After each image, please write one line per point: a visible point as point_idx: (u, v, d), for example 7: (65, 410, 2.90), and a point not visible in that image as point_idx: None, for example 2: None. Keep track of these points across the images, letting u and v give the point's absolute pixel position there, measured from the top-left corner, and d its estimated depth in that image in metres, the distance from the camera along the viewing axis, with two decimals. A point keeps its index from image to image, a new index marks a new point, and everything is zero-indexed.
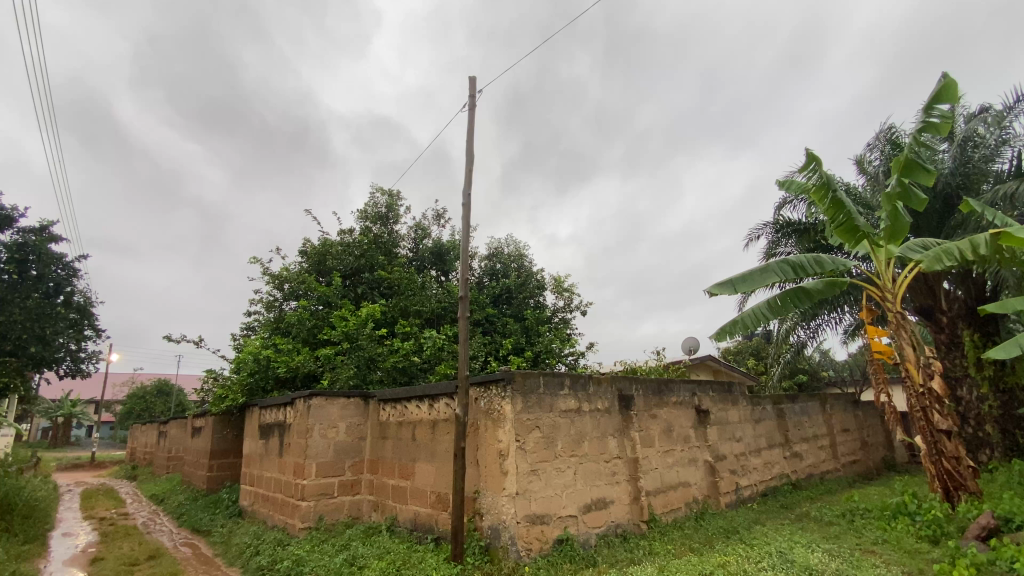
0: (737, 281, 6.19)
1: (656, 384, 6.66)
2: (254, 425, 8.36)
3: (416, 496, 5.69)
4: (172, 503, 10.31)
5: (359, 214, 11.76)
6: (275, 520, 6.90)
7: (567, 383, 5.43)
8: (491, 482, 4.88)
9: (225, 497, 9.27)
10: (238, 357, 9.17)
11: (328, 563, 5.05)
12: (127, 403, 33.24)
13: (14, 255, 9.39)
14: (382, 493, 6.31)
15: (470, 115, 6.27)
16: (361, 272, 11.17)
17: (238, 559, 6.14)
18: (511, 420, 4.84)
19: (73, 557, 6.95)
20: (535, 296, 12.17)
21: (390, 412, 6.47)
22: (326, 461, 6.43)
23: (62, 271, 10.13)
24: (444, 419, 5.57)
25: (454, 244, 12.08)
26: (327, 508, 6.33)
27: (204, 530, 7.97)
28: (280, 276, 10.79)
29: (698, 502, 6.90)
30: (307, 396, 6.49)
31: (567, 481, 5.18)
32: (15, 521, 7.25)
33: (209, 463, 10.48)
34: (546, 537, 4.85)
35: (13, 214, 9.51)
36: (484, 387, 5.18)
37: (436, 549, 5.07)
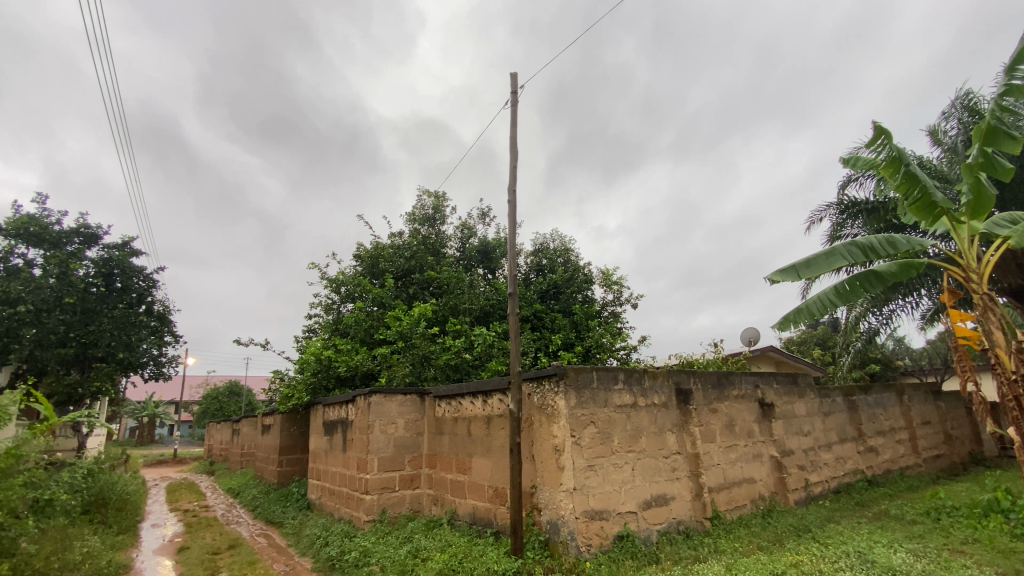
0: (801, 267, 5.86)
1: (715, 377, 6.44)
2: (318, 422, 8.77)
3: (474, 490, 5.78)
4: (247, 496, 10.98)
5: (408, 217, 12.06)
6: (342, 513, 7.20)
7: (621, 378, 5.34)
8: (548, 477, 4.86)
9: (295, 490, 9.79)
10: (301, 358, 9.63)
11: (393, 555, 5.23)
12: (203, 404, 35.72)
13: (101, 270, 10.23)
14: (441, 488, 6.44)
15: (513, 111, 6.27)
16: (411, 273, 11.44)
17: (309, 550, 6.45)
18: (566, 416, 4.80)
19: (162, 546, 7.55)
20: (583, 290, 12.02)
21: (445, 408, 6.59)
22: (386, 456, 6.63)
23: (143, 283, 11.00)
24: (498, 415, 5.61)
25: (500, 241, 12.15)
26: (390, 502, 6.54)
27: (276, 522, 8.46)
28: (337, 280, 11.21)
29: (764, 499, 6.62)
30: (367, 394, 6.72)
31: (625, 478, 5.10)
32: (109, 513, 7.96)
33: (279, 458, 11.09)
34: (605, 532, 4.80)
35: (99, 233, 10.37)
36: (538, 382, 5.15)
37: (496, 543, 5.12)
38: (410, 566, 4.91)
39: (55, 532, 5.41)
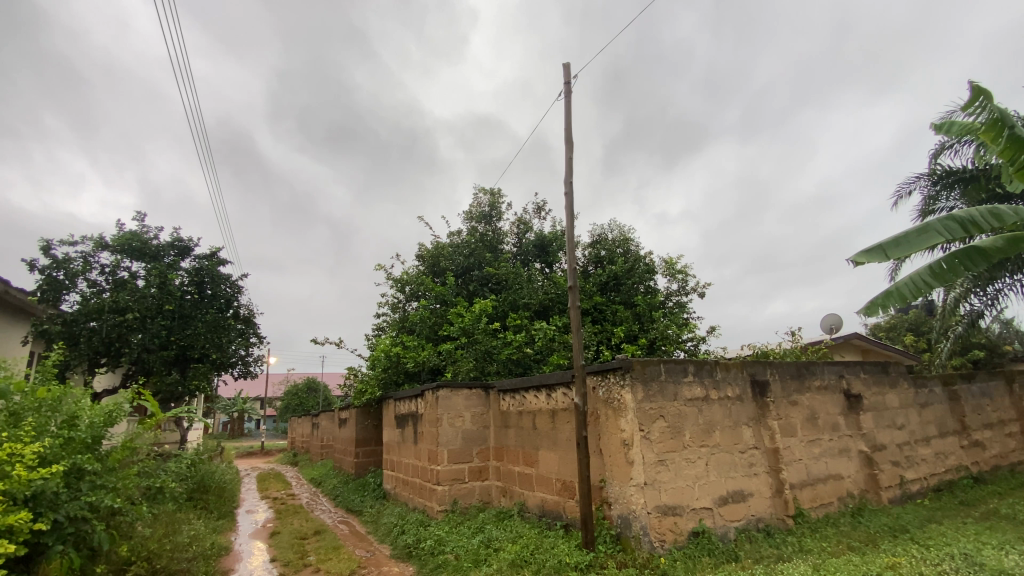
0: (889, 246, 5.39)
1: (794, 367, 6.08)
2: (390, 416, 9.17)
3: (541, 483, 5.81)
4: (328, 486, 11.69)
5: (465, 216, 12.28)
6: (416, 503, 7.50)
7: (691, 370, 5.17)
8: (617, 472, 4.80)
9: (372, 481, 10.30)
10: (372, 355, 10.10)
11: (467, 545, 5.37)
12: (285, 399, 38.30)
13: (194, 279, 11.22)
14: (509, 480, 6.53)
15: (567, 102, 6.20)
16: (471, 270, 11.64)
17: (387, 537, 6.78)
18: (633, 409, 4.72)
19: (256, 531, 8.20)
20: (645, 280, 11.73)
21: (510, 402, 6.67)
22: (456, 448, 6.82)
23: (230, 289, 11.97)
24: (563, 409, 5.60)
25: (557, 235, 12.08)
26: (460, 493, 6.73)
27: (356, 510, 8.95)
28: (401, 279, 11.63)
29: (853, 497, 6.18)
30: (435, 388, 6.93)
31: (698, 473, 4.94)
32: (210, 500, 8.74)
33: (355, 450, 11.71)
34: (680, 528, 4.68)
35: (190, 245, 11.35)
36: (602, 375, 5.10)
37: (566, 536, 5.12)
38: (483, 556, 5.03)
39: (165, 516, 6.00)
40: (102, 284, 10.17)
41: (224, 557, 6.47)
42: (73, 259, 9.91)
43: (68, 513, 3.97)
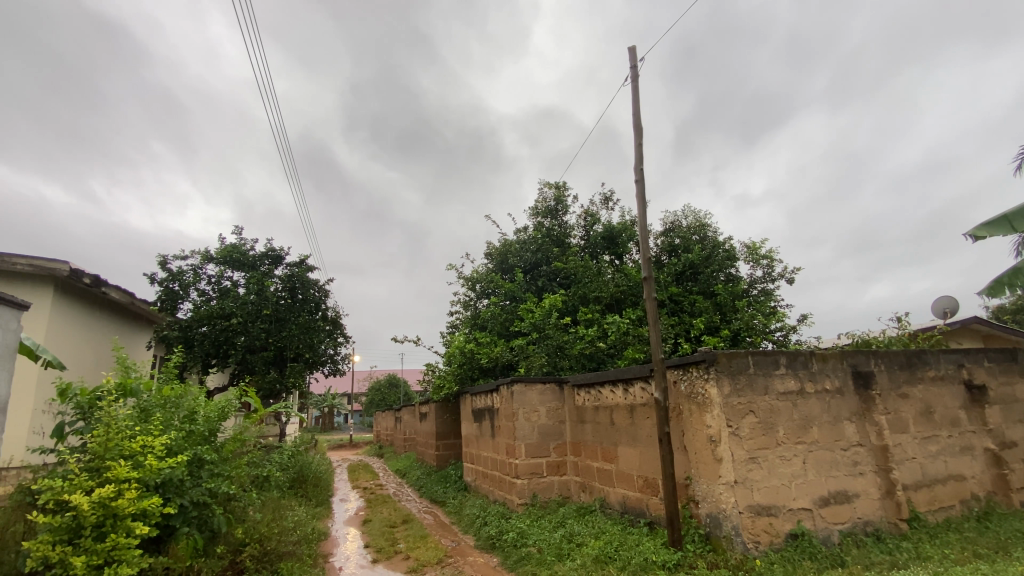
0: (1015, 216, 4.68)
1: (903, 356, 5.49)
2: (468, 411, 9.41)
3: (622, 479, 5.70)
4: (413, 477, 12.22)
5: (531, 211, 12.28)
6: (496, 496, 7.64)
7: (783, 362, 4.82)
8: (704, 469, 4.60)
9: (453, 473, 10.64)
10: (448, 351, 10.40)
11: (549, 538, 5.40)
12: (370, 395, 40.58)
13: (287, 285, 12.14)
14: (588, 475, 6.46)
15: (633, 87, 6.00)
16: (539, 265, 11.67)
17: (471, 528, 6.96)
18: (720, 405, 4.48)
19: (350, 518, 8.76)
20: (725, 268, 11.14)
21: (585, 397, 6.60)
22: (533, 442, 6.86)
23: (318, 293, 12.83)
24: (642, 404, 5.44)
25: (626, 225, 11.78)
26: (539, 487, 6.77)
27: (440, 501, 9.28)
28: (472, 277, 11.87)
29: (979, 500, 5.51)
30: (510, 383, 7.01)
31: (795, 471, 4.61)
32: (308, 488, 9.46)
33: (437, 443, 12.16)
34: (775, 530, 4.40)
35: (282, 253, 12.28)
36: (683, 369, 4.91)
37: (651, 534, 4.99)
38: (566, 550, 5.03)
39: (272, 503, 6.57)
40: (210, 293, 11.27)
41: (324, 542, 6.97)
42: (185, 271, 11.06)
43: (192, 498, 4.44)
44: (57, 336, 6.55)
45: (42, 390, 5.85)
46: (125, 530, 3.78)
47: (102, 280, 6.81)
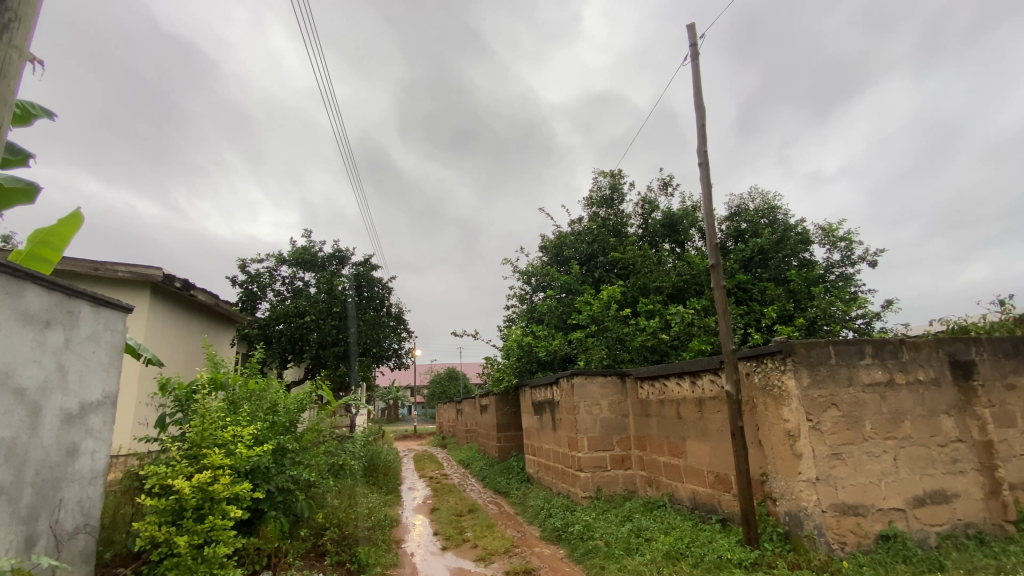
0: None
1: (1009, 343, 4.94)
2: (528, 403, 9.47)
3: (691, 475, 5.52)
4: (476, 468, 12.49)
5: (586, 201, 12.09)
6: (559, 488, 7.64)
7: (868, 351, 4.48)
8: (782, 465, 4.37)
9: (515, 464, 10.77)
10: (507, 345, 10.51)
11: (616, 532, 5.34)
12: (432, 387, 41.78)
13: (353, 284, 12.70)
14: (654, 470, 6.31)
15: (693, 66, 5.74)
16: (596, 256, 11.39)
17: (535, 519, 7.02)
18: (798, 397, 4.23)
19: (418, 507, 9.08)
20: (797, 252, 10.49)
21: (649, 390, 6.44)
22: (595, 436, 6.78)
23: (382, 290, 13.33)
24: (711, 397, 5.24)
25: (687, 211, 11.36)
26: (604, 480, 6.71)
27: (504, 491, 9.43)
28: (527, 271, 11.87)
29: None
30: (570, 376, 6.98)
31: (885, 469, 4.28)
32: (379, 477, 9.90)
33: (498, 435, 12.34)
34: (864, 531, 4.11)
35: (347, 253, 12.86)
36: (757, 360, 4.68)
37: (725, 531, 4.81)
38: (634, 545, 4.95)
39: (347, 489, 6.95)
40: (284, 293, 12.00)
41: (395, 528, 7.27)
42: (262, 273, 11.83)
43: (277, 484, 4.76)
44: (156, 335, 7.20)
45: (145, 385, 6.45)
46: (221, 513, 4.11)
47: (191, 283, 7.42)
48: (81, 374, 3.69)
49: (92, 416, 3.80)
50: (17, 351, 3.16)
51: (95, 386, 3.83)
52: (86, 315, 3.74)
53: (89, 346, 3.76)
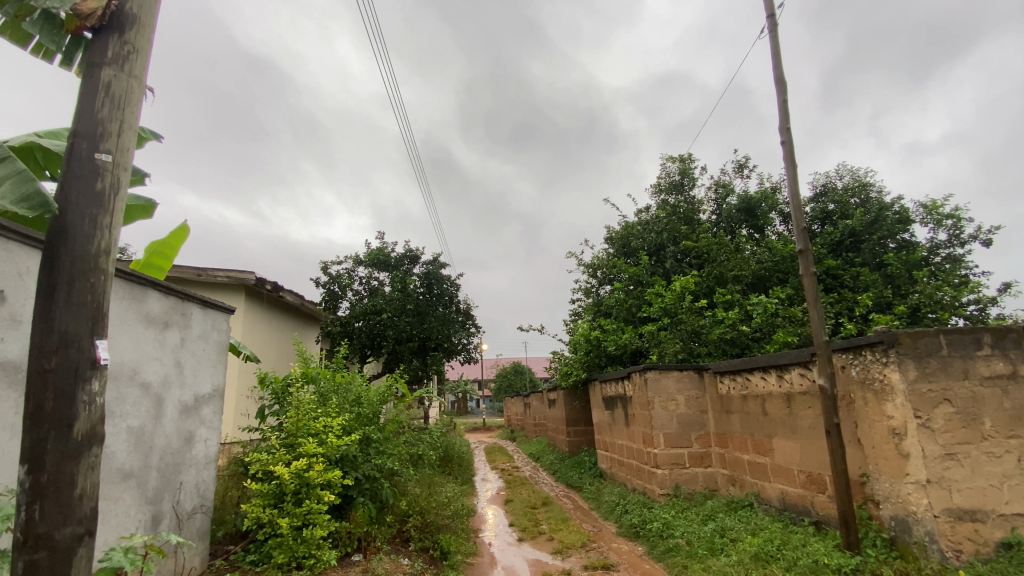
0: None
1: None
2: (599, 398, 9.37)
3: (779, 474, 5.21)
4: (547, 461, 12.55)
5: (654, 189, 11.69)
6: (635, 484, 7.48)
7: (987, 341, 3.99)
8: (885, 465, 4.02)
9: (587, 459, 10.70)
10: (575, 339, 10.45)
11: (698, 531, 5.15)
12: (499, 381, 42.40)
13: (425, 281, 13.14)
14: (737, 468, 6.02)
15: (772, 37, 5.36)
16: (666, 246, 10.97)
17: (611, 514, 6.93)
18: (904, 392, 3.85)
19: (493, 498, 9.26)
20: (895, 232, 9.57)
21: (730, 385, 6.14)
22: (672, 432, 6.57)
23: (451, 287, 13.69)
24: (801, 392, 4.91)
25: (766, 193, 10.71)
26: (682, 478, 6.49)
27: (576, 486, 9.40)
28: (593, 263, 11.67)
29: None
30: (643, 371, 6.81)
31: (1009, 471, 3.81)
32: (453, 468, 10.21)
33: (568, 429, 12.32)
34: (984, 538, 3.69)
35: (417, 253, 13.31)
36: (854, 352, 4.33)
37: (820, 534, 4.51)
38: (719, 545, 4.76)
39: (426, 478, 7.25)
40: (361, 292, 12.64)
41: (473, 518, 7.46)
42: (341, 274, 12.53)
43: (364, 472, 5.05)
44: (252, 333, 7.85)
45: (245, 379, 7.05)
46: (316, 498, 4.42)
47: (279, 285, 8.00)
48: (194, 370, 4.09)
49: (204, 407, 4.21)
50: (143, 350, 3.55)
51: (206, 380, 4.23)
52: (197, 316, 4.14)
53: (200, 344, 4.16)
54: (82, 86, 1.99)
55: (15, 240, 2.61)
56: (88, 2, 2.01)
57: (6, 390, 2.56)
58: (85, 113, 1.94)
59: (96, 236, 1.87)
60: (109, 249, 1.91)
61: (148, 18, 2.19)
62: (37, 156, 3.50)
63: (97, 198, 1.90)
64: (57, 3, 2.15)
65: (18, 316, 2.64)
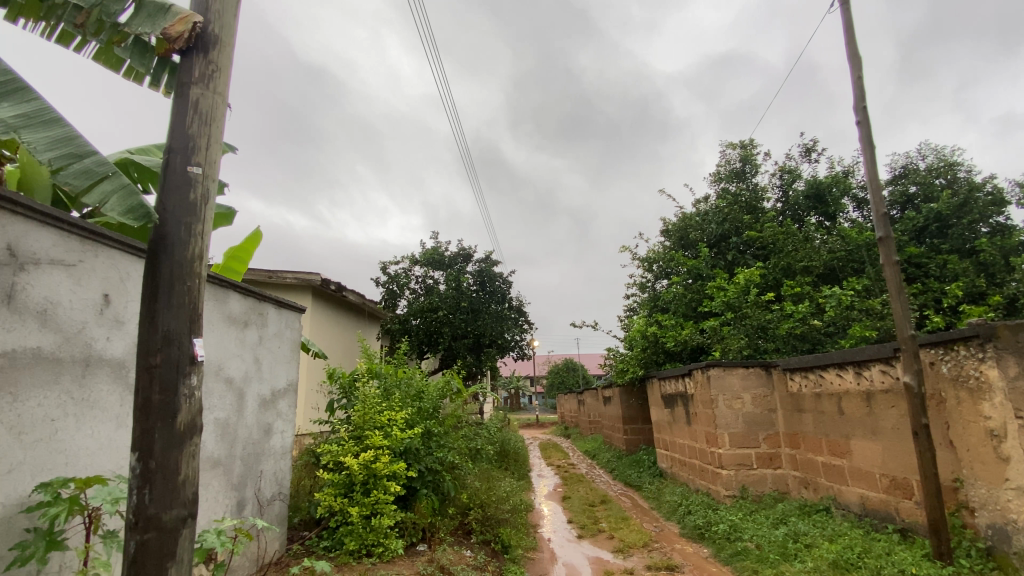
0: None
1: None
2: (657, 396, 9.16)
3: (859, 477, 4.89)
4: (603, 459, 12.41)
5: (713, 177, 11.25)
6: (698, 484, 7.25)
7: None
8: (981, 470, 3.68)
9: (645, 458, 10.49)
10: (631, 335, 10.26)
11: (769, 535, 4.93)
12: (552, 377, 42.34)
13: (478, 279, 13.33)
14: (811, 470, 5.70)
15: (844, 10, 5.01)
16: (727, 237, 10.50)
17: (673, 515, 6.76)
18: (1003, 391, 3.49)
19: (550, 494, 9.27)
20: (988, 215, 8.73)
21: (801, 382, 5.82)
22: (738, 432, 6.31)
23: (503, 284, 13.81)
24: (883, 391, 4.58)
25: (837, 178, 10.05)
26: (749, 479, 6.24)
27: (634, 484, 9.25)
28: (649, 257, 11.39)
29: None
30: (705, 368, 6.58)
31: None
32: (510, 464, 10.31)
33: (625, 427, 12.13)
34: None
35: (470, 251, 13.51)
36: (945, 348, 3.99)
37: (906, 543, 4.19)
38: (792, 550, 4.53)
39: (485, 472, 7.37)
40: (417, 290, 13.00)
41: (531, 514, 7.51)
42: (399, 274, 12.93)
43: (427, 465, 5.21)
44: (318, 331, 8.26)
45: (313, 375, 7.43)
46: (383, 488, 4.60)
47: (343, 285, 8.36)
48: (271, 366, 4.36)
49: (280, 401, 4.48)
50: (227, 347, 3.83)
51: (281, 375, 4.50)
52: (272, 315, 4.40)
53: (276, 341, 4.44)
54: (174, 105, 2.15)
55: (118, 249, 2.86)
56: (176, 26, 2.18)
57: (112, 384, 2.83)
58: (177, 129, 2.10)
59: (191, 242, 2.03)
60: (202, 254, 2.07)
61: (229, 37, 2.34)
62: (131, 172, 3.83)
63: (190, 207, 2.06)
64: (150, 28, 2.36)
65: (121, 317, 2.90)
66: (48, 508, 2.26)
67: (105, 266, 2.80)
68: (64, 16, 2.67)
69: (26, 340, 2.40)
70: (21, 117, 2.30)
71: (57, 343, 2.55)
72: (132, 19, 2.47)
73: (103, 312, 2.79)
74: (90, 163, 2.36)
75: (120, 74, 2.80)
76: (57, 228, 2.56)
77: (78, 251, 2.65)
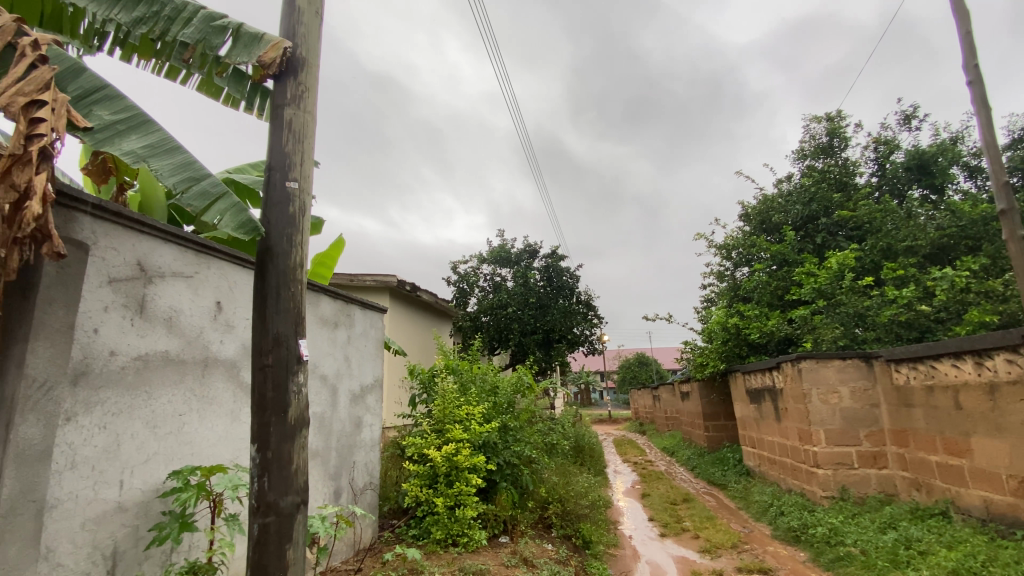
0: None
1: None
2: (741, 391, 8.75)
3: (981, 479, 4.39)
4: (683, 456, 11.98)
5: (796, 155, 10.48)
6: (790, 484, 6.82)
7: None
8: None
9: (729, 455, 10.01)
10: (709, 328, 9.86)
11: (875, 540, 4.56)
12: (624, 372, 41.50)
13: (545, 274, 13.35)
14: (922, 471, 5.18)
15: None
16: (815, 218, 9.76)
17: (763, 515, 6.42)
18: None
19: (629, 491, 9.11)
20: None
21: (908, 374, 5.31)
22: (835, 428, 5.88)
23: (571, 279, 13.74)
24: (1010, 383, 4.08)
25: (944, 145, 9.01)
26: (850, 479, 5.79)
27: (719, 483, 8.88)
28: (727, 244, 10.84)
29: None
30: (795, 360, 6.20)
31: None
32: (586, 460, 10.26)
33: (705, 423, 11.65)
34: None
35: (536, 247, 13.55)
36: None
37: None
38: (904, 557, 4.15)
39: (561, 467, 7.39)
40: (486, 288, 13.25)
41: (610, 510, 7.43)
42: (468, 273, 13.24)
43: (505, 459, 5.31)
44: (397, 329, 8.67)
45: (395, 371, 7.81)
46: (464, 480, 4.75)
47: (417, 285, 8.70)
48: (359, 363, 4.63)
49: (369, 396, 4.76)
50: (320, 347, 4.12)
51: (368, 372, 4.77)
52: (358, 315, 4.67)
53: (362, 340, 4.70)
54: (270, 125, 2.34)
55: (227, 260, 3.17)
56: (269, 53, 2.36)
57: (226, 382, 3.14)
58: (276, 149, 2.29)
59: (292, 252, 2.21)
60: (302, 262, 2.24)
61: (314, 58, 2.50)
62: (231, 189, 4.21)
63: (290, 219, 2.23)
64: (246, 58, 2.59)
65: (231, 322, 3.21)
66: (180, 492, 2.56)
67: (216, 277, 3.11)
68: (172, 54, 2.98)
69: (157, 344, 2.72)
70: (147, 148, 2.57)
71: (181, 346, 2.87)
72: (231, 51, 2.71)
73: (217, 317, 3.10)
74: (206, 185, 2.63)
75: (220, 102, 3.08)
76: (177, 244, 2.86)
77: (194, 264, 2.96)
